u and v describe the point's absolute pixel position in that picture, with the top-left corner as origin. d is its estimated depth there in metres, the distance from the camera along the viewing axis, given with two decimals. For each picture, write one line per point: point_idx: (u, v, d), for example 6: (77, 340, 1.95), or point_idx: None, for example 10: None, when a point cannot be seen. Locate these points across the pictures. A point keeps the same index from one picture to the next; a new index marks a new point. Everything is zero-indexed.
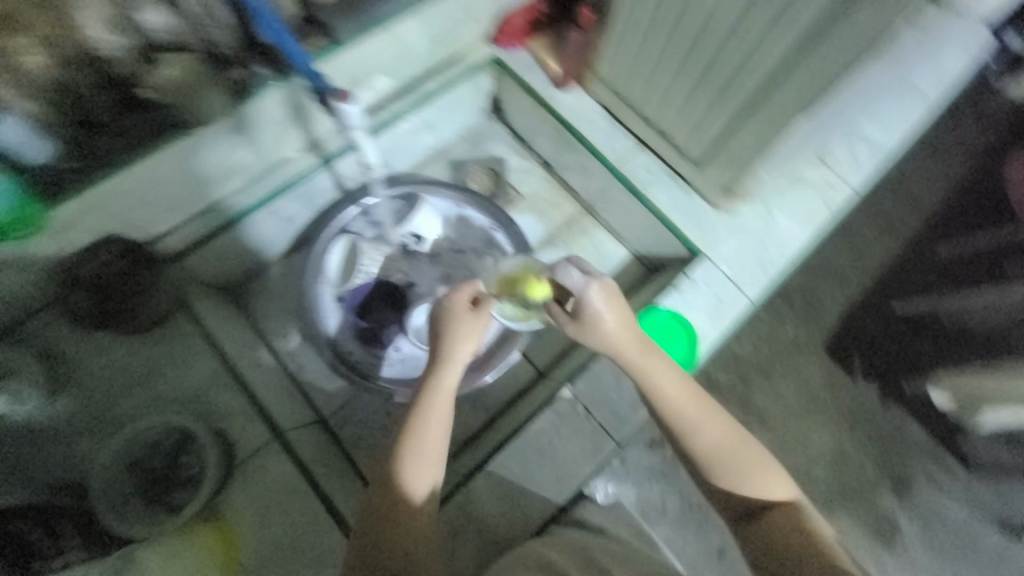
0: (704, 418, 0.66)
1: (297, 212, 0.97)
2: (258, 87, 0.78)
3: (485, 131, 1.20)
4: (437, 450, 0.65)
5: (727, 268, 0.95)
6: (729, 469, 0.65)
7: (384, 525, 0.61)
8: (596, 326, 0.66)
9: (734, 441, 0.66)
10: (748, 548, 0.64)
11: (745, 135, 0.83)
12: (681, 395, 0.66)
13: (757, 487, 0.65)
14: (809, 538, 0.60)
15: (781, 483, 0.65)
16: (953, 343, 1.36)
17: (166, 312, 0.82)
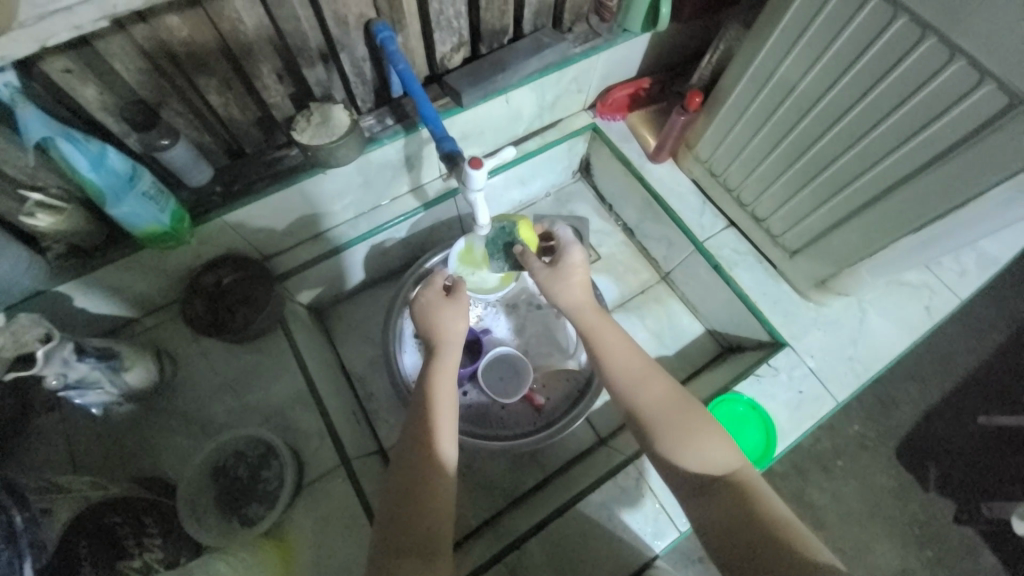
0: (647, 382, 0.71)
1: (390, 247, 1.04)
2: (386, 136, 0.86)
3: (571, 191, 1.25)
4: (450, 419, 0.69)
5: (811, 361, 0.91)
6: (671, 430, 0.66)
7: (396, 486, 0.63)
8: (565, 277, 0.82)
9: (677, 406, 0.68)
10: (700, 524, 0.59)
11: (848, 234, 0.82)
12: (642, 371, 0.72)
13: (699, 455, 0.63)
14: (754, 515, 0.56)
15: (726, 454, 0.63)
16: None
17: (268, 327, 0.88)
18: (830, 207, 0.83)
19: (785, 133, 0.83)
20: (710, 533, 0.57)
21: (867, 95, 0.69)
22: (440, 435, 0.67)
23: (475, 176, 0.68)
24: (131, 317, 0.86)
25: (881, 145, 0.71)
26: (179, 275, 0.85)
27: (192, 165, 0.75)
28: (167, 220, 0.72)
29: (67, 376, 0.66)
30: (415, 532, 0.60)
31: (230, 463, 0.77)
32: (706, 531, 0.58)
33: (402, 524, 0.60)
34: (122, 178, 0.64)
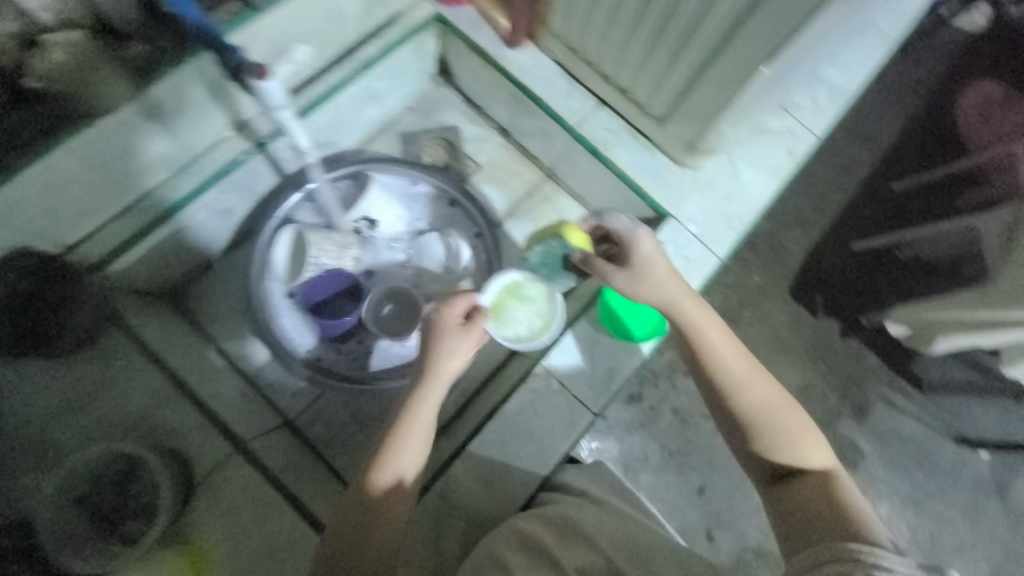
0: (754, 382, 0.71)
1: (234, 204, 0.88)
2: (165, 64, 0.70)
3: (435, 98, 1.11)
4: (410, 449, 0.67)
5: (692, 227, 0.93)
6: (787, 432, 0.69)
7: (358, 514, 0.64)
8: (649, 276, 0.76)
9: (784, 405, 0.70)
10: (777, 506, 0.65)
11: (707, 87, 0.78)
12: (744, 368, 0.72)
13: (786, 448, 0.68)
14: (834, 503, 0.62)
15: (822, 453, 0.68)
16: None
17: (94, 327, 0.73)
18: (687, 62, 0.78)
19: None
20: (781, 513, 0.64)
21: None
22: (382, 456, 0.66)
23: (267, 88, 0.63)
24: None
25: None
26: None
27: None
28: None
29: None
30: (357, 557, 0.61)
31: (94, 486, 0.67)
32: (777, 513, 0.65)
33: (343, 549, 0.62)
34: None
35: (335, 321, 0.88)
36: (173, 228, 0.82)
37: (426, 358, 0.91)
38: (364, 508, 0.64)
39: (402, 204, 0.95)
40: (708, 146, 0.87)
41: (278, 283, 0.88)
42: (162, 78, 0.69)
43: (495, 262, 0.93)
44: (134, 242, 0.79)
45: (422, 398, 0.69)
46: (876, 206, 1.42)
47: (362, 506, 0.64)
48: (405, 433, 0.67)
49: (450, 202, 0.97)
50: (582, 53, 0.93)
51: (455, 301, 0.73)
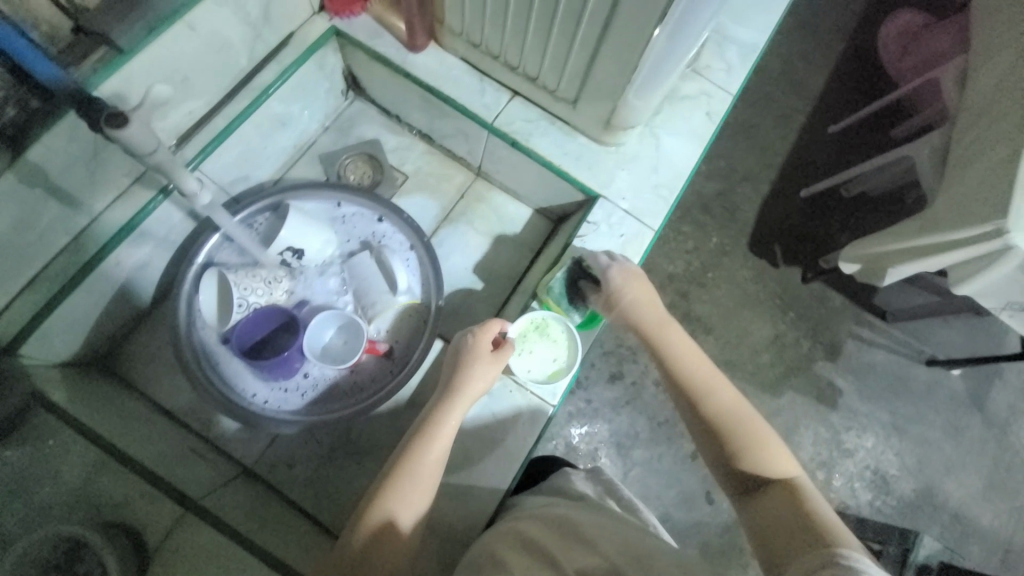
0: (720, 394, 0.70)
1: (151, 255, 0.87)
2: (38, 127, 0.64)
3: (350, 114, 1.09)
4: (432, 479, 0.68)
5: (624, 203, 0.93)
6: (751, 441, 0.66)
7: (372, 540, 0.63)
8: (621, 297, 0.80)
9: (750, 415, 0.68)
10: (750, 520, 0.61)
11: (606, 61, 0.78)
12: (710, 380, 0.71)
13: (752, 459, 0.65)
14: (804, 512, 0.57)
15: (788, 464, 0.65)
16: (855, 215, 1.43)
17: (13, 413, 0.69)
18: (581, 39, 0.78)
19: None
20: (753, 526, 0.60)
21: None
22: (404, 481, 0.66)
23: None
24: None
25: None
26: None
27: None
28: None
29: None
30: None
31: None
32: (749, 526, 0.61)
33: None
34: None
35: (276, 360, 0.83)
36: (88, 289, 0.80)
37: (380, 378, 0.89)
38: (380, 536, 0.63)
39: (329, 227, 0.91)
40: (622, 120, 0.87)
41: (208, 331, 0.86)
42: (36, 141, 0.64)
43: (432, 270, 0.92)
44: (45, 313, 0.76)
45: (449, 422, 0.71)
46: (813, 154, 1.47)
47: (382, 535, 0.63)
48: (429, 457, 0.68)
49: (377, 218, 0.95)
50: (484, 48, 0.91)
51: (483, 332, 0.78)
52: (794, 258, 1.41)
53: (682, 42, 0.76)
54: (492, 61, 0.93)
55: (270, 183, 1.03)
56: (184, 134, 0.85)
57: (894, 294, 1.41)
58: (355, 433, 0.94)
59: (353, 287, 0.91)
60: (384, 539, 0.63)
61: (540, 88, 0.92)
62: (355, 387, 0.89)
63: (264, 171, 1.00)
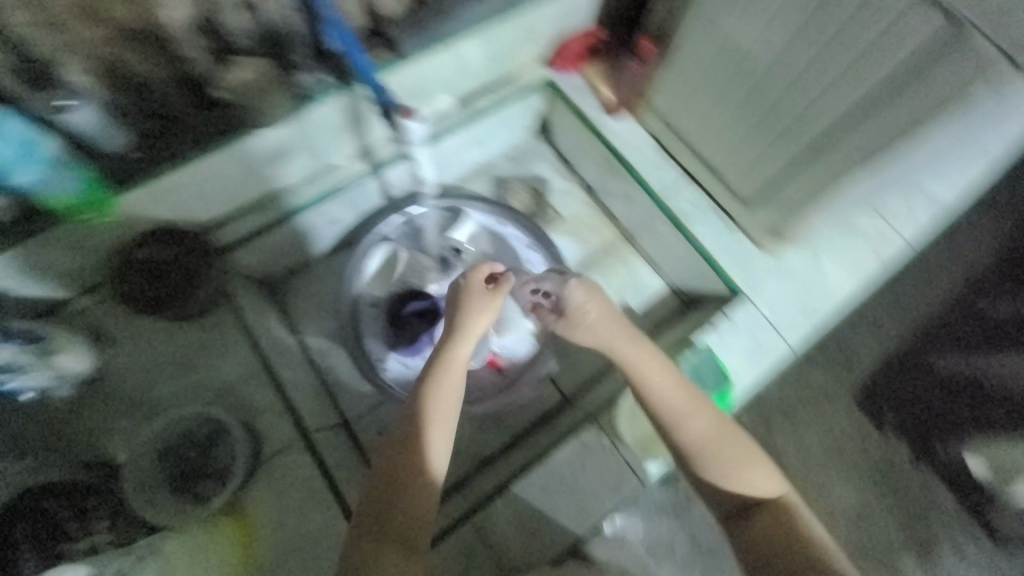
0: (690, 417, 0.70)
1: (340, 215, 0.98)
2: (323, 92, 0.80)
3: (531, 150, 1.19)
4: (448, 426, 0.67)
5: (768, 311, 0.92)
6: (718, 462, 0.69)
7: (394, 482, 0.63)
8: (581, 321, 0.74)
9: (717, 434, 0.69)
10: (740, 538, 0.68)
11: (802, 172, 0.83)
12: (689, 408, 0.70)
13: (750, 481, 0.69)
14: (801, 537, 0.65)
15: (772, 482, 0.69)
16: (984, 407, 1.29)
17: (206, 304, 0.83)
18: (786, 146, 0.83)
19: (741, 73, 0.83)
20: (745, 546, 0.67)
21: (819, 21, 0.69)
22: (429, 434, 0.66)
23: None
24: (59, 298, 0.79)
25: (831, 76, 0.72)
26: (107, 251, 0.78)
27: (103, 130, 0.69)
28: (82, 186, 0.69)
29: None
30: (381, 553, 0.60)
31: (178, 446, 0.75)
32: (741, 545, 0.68)
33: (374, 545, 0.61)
34: (19, 144, 0.61)
35: (411, 334, 0.95)
36: (291, 229, 0.93)
37: (484, 390, 0.93)
38: (404, 483, 0.63)
39: (489, 241, 1.04)
40: (794, 231, 0.90)
41: (367, 289, 0.99)
42: (319, 104, 0.80)
43: None
44: (253, 237, 0.89)
45: (457, 375, 0.69)
46: (965, 322, 1.34)
47: (408, 480, 0.63)
48: (442, 411, 0.67)
49: (530, 246, 1.03)
50: None
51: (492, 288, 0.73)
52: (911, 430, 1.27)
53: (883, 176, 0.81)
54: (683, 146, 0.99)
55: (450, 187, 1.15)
56: None
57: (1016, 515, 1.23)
58: None
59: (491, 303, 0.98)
60: (401, 482, 0.63)
61: (721, 180, 0.98)
62: (463, 389, 0.92)
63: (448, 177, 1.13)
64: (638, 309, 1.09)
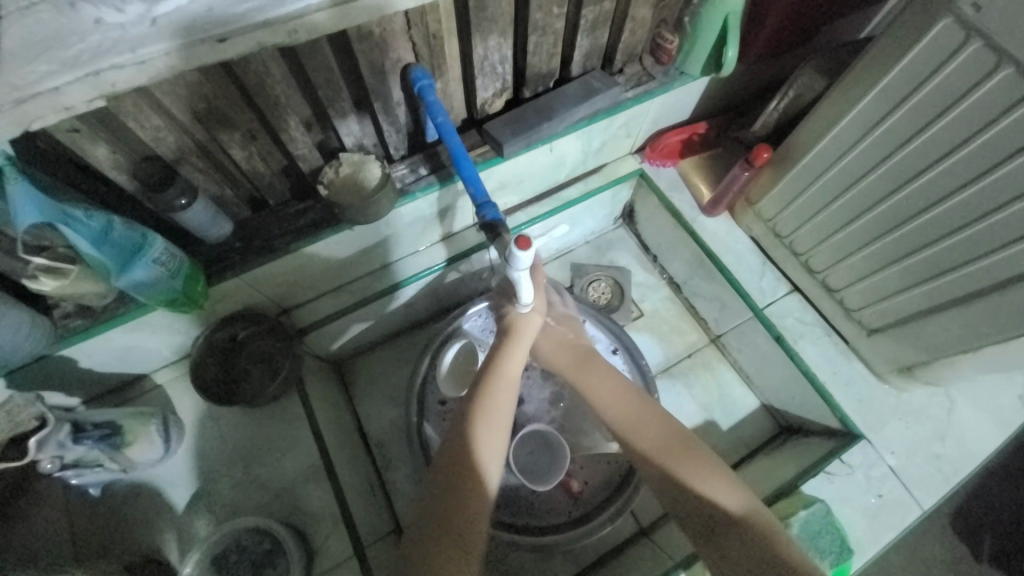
0: (644, 426, 0.68)
1: (416, 297, 0.98)
2: (421, 186, 0.79)
3: (611, 238, 1.16)
4: (500, 439, 0.67)
5: (891, 458, 0.79)
6: (678, 471, 0.63)
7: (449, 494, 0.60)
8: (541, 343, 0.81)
9: (675, 445, 0.65)
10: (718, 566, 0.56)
11: (947, 323, 0.70)
12: (644, 424, 0.68)
13: (709, 488, 0.60)
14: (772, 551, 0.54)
15: (734, 492, 0.60)
16: None
17: (281, 390, 0.82)
18: (926, 288, 0.71)
19: (871, 205, 0.73)
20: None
21: (989, 174, 0.58)
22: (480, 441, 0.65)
23: (522, 257, 0.57)
24: (138, 375, 0.80)
25: (999, 233, 0.59)
26: (190, 333, 0.78)
27: (211, 223, 0.68)
28: (180, 285, 0.65)
29: (63, 458, 0.61)
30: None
31: (231, 557, 0.67)
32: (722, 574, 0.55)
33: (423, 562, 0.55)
34: (128, 250, 0.58)
35: None
36: (368, 311, 0.93)
37: (552, 514, 0.82)
38: (455, 488, 0.61)
39: None
40: (931, 375, 0.77)
41: (435, 386, 0.90)
42: (413, 198, 0.79)
43: None
44: (330, 320, 0.89)
45: (503, 387, 0.70)
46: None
47: (470, 490, 0.61)
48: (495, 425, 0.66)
49: (613, 348, 0.94)
50: (786, 241, 0.90)
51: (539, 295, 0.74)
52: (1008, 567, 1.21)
53: None
54: (788, 255, 0.91)
55: None
56: None
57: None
58: (497, 554, 0.85)
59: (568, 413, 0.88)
60: (458, 497, 0.60)
61: (834, 299, 0.87)
62: (532, 511, 0.82)
63: None
64: (725, 426, 0.98)
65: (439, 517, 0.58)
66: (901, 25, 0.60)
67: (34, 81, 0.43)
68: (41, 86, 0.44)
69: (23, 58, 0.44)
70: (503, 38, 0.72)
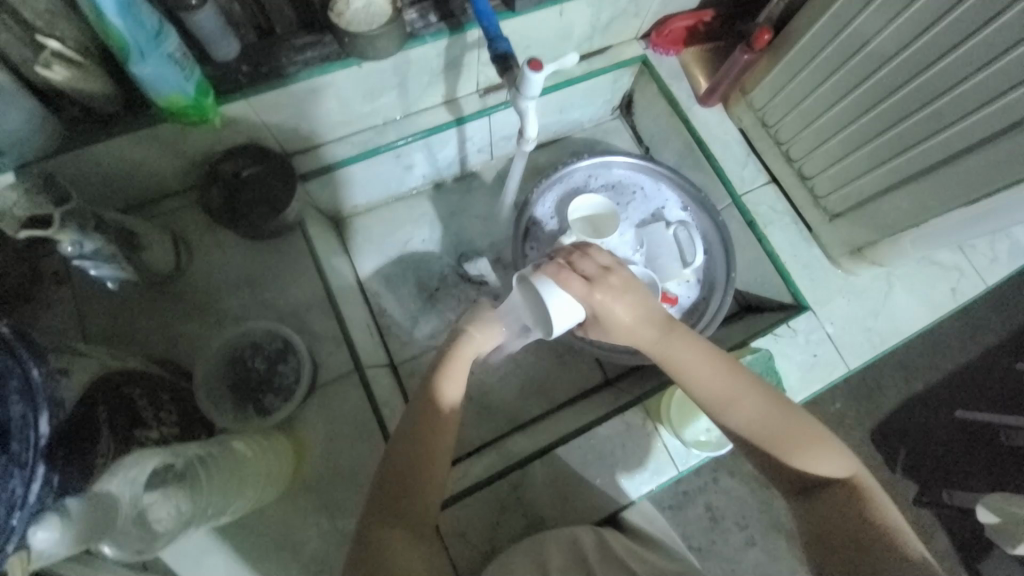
0: (735, 405, 0.65)
1: (416, 162, 1.01)
2: (431, 30, 0.79)
3: (607, 128, 1.19)
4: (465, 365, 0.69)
5: (829, 327, 0.91)
6: (776, 445, 0.64)
7: (421, 421, 0.64)
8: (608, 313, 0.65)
9: (775, 415, 0.65)
10: (805, 522, 0.63)
11: (899, 200, 0.79)
12: (758, 417, 0.65)
13: (810, 462, 0.63)
14: (867, 513, 0.60)
15: (834, 455, 0.64)
16: (987, 457, 1.46)
17: (287, 227, 0.86)
18: (889, 168, 0.79)
19: (854, 86, 0.78)
20: (816, 534, 0.61)
21: (955, 50, 0.64)
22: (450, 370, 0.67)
23: (534, 80, 0.60)
24: (142, 197, 0.82)
25: (958, 105, 0.66)
26: (195, 158, 0.80)
27: (220, 36, 0.68)
28: (191, 90, 0.66)
29: (83, 247, 0.64)
30: (417, 505, 0.61)
31: (246, 354, 0.75)
32: (813, 532, 0.61)
33: (391, 502, 0.60)
34: (148, 34, 0.58)
35: None
36: (371, 164, 0.95)
37: None
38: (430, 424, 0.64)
39: (632, 200, 1.04)
40: (876, 255, 0.87)
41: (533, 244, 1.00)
42: (422, 43, 0.80)
43: (722, 253, 0.98)
44: (334, 169, 0.91)
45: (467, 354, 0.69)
46: (979, 389, 1.49)
47: (423, 445, 0.63)
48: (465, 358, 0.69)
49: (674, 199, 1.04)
50: (773, 132, 0.96)
51: (590, 294, 0.63)
52: (914, 468, 1.44)
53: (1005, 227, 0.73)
54: (771, 146, 0.97)
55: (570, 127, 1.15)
56: None
57: (998, 559, 1.40)
58: (482, 394, 0.96)
59: (646, 252, 0.98)
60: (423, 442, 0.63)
61: (805, 187, 0.95)
62: None
63: (575, 117, 1.13)
64: None
65: (421, 462, 0.62)
66: None
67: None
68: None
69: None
70: None
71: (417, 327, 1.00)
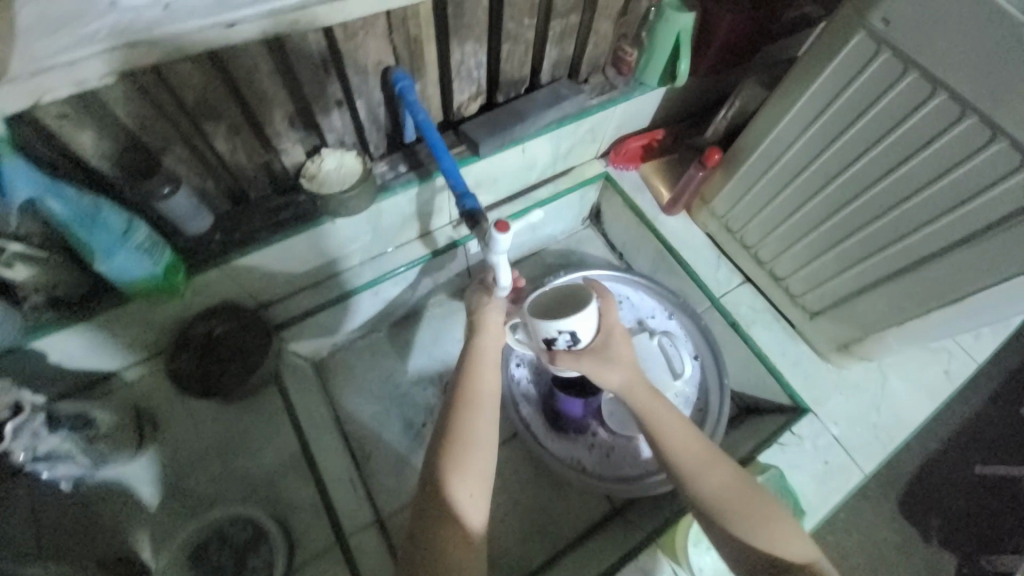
0: (703, 473, 0.65)
1: (395, 295, 1.00)
2: (402, 181, 0.83)
3: (580, 237, 1.23)
4: (483, 473, 0.61)
5: (835, 429, 0.88)
6: (743, 520, 0.61)
7: (432, 523, 0.56)
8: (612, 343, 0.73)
9: (743, 493, 0.63)
10: None
11: (877, 300, 0.80)
12: (727, 490, 0.64)
13: (781, 542, 0.59)
14: None
15: (808, 550, 0.60)
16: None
17: (261, 384, 0.82)
18: (860, 270, 0.80)
19: (807, 199, 0.83)
20: None
21: (897, 170, 0.68)
22: (457, 479, 0.59)
23: (501, 240, 0.62)
24: (107, 374, 0.79)
25: (912, 217, 0.70)
26: (165, 328, 0.78)
27: (192, 214, 0.69)
28: (160, 273, 0.66)
29: (37, 450, 0.60)
30: None
31: (211, 547, 0.69)
32: None
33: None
34: (115, 233, 0.59)
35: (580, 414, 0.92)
36: (348, 306, 0.94)
37: None
38: (444, 557, 0.54)
39: (615, 310, 1.06)
40: (865, 350, 0.86)
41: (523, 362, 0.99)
42: (393, 194, 0.82)
43: (708, 360, 0.98)
44: (312, 314, 0.90)
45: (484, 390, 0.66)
46: (997, 445, 1.43)
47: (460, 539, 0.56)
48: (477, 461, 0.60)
49: (656, 308, 1.05)
50: (738, 236, 0.99)
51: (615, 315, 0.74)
52: (952, 540, 1.33)
53: (986, 322, 0.73)
54: (740, 248, 1.00)
55: (544, 241, 1.19)
56: (507, 197, 1.05)
57: None
58: (481, 540, 0.88)
59: None
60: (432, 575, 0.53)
61: (780, 286, 0.96)
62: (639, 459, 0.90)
63: (548, 232, 1.17)
64: None
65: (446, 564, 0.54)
66: (823, 41, 0.70)
67: (53, 54, 0.48)
68: (57, 60, 0.47)
69: (39, 34, 0.48)
70: (478, 45, 0.77)
71: (406, 468, 0.93)
